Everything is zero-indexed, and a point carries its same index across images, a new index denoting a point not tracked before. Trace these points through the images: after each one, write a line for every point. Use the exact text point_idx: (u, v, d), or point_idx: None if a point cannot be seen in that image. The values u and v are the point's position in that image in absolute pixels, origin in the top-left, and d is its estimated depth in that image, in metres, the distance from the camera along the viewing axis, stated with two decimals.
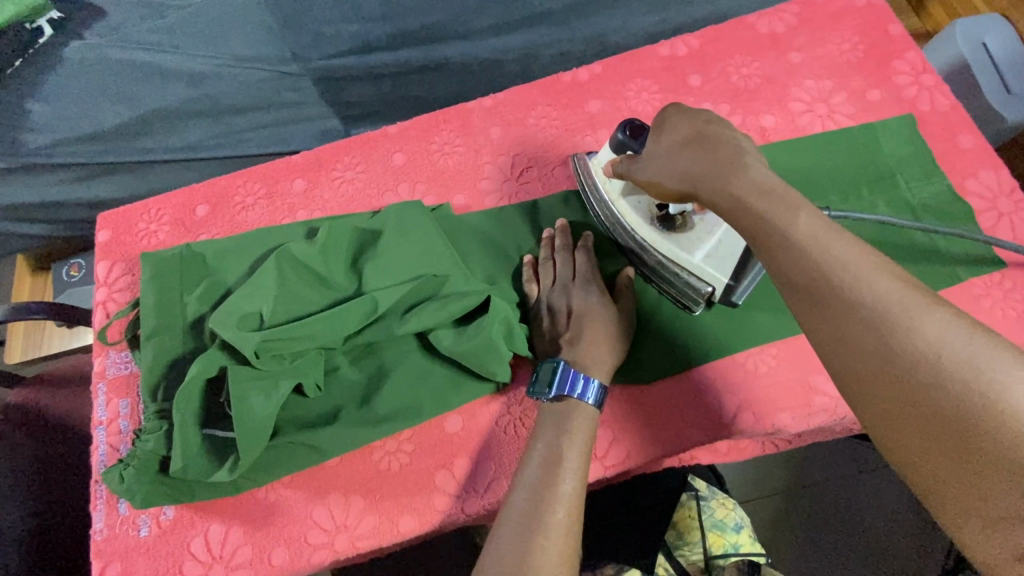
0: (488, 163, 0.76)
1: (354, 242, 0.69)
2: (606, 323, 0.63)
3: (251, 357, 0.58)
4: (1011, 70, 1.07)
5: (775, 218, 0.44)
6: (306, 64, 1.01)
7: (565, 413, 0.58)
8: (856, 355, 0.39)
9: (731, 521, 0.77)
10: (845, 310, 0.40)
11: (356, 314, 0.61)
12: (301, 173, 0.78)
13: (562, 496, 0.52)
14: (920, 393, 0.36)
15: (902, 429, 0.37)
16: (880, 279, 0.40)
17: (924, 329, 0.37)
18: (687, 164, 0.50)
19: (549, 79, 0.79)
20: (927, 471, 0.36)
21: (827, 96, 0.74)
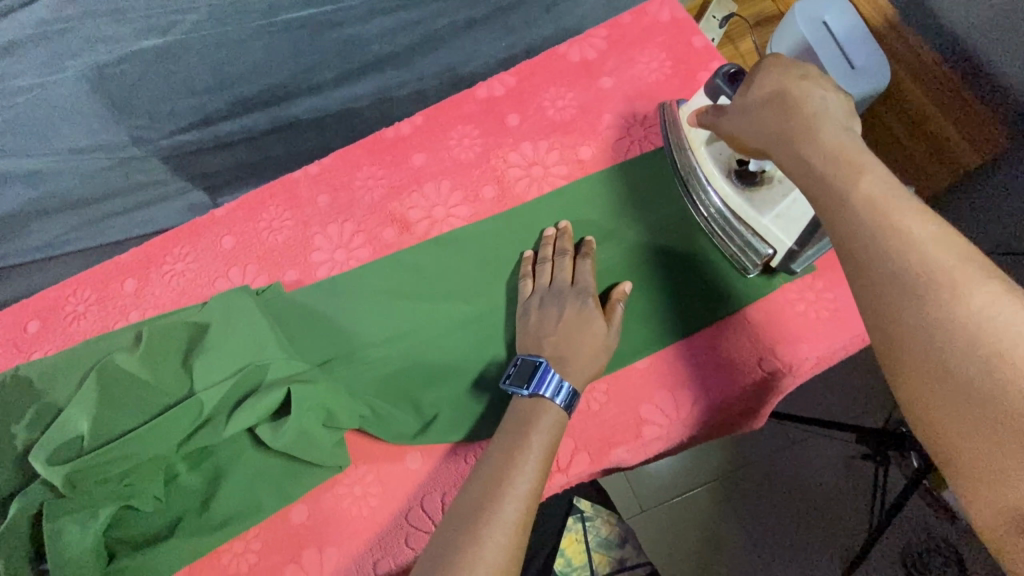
0: (318, 233, 0.75)
1: (185, 341, 0.68)
2: (594, 332, 0.62)
3: (65, 489, 0.55)
4: (851, 45, 1.08)
5: (836, 180, 0.40)
6: (149, 145, 0.99)
7: (532, 413, 0.58)
8: (917, 342, 0.34)
9: (615, 536, 0.82)
10: (892, 272, 0.36)
11: (176, 422, 0.60)
12: (131, 272, 0.76)
13: (514, 491, 0.52)
14: (954, 369, 0.32)
15: (933, 403, 0.33)
16: (944, 241, 0.35)
17: (972, 299, 0.33)
18: (766, 113, 0.48)
19: (372, 137, 0.79)
20: (949, 439, 0.32)
21: (637, 119, 0.75)
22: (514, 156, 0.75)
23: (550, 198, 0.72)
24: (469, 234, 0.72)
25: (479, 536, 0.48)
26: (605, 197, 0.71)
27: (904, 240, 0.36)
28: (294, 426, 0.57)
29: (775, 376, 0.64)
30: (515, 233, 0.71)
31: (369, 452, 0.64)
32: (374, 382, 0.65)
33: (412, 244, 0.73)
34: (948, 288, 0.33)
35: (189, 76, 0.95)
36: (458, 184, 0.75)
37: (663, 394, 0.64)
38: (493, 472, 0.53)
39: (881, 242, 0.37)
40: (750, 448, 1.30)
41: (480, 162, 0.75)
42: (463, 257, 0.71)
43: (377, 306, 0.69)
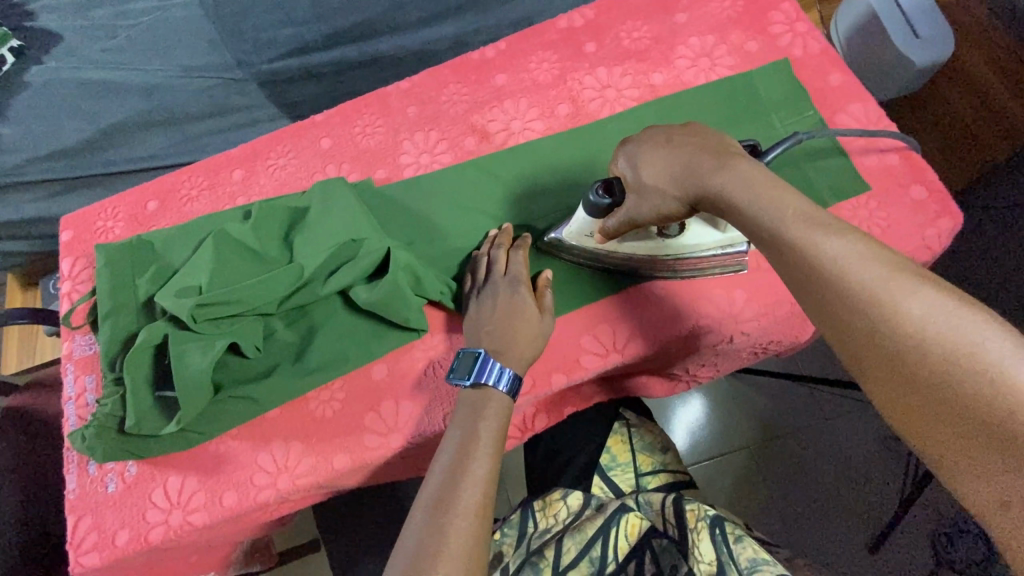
0: (406, 139, 0.83)
1: (285, 219, 0.77)
2: (526, 322, 0.66)
3: (189, 321, 0.65)
4: (917, 16, 1.11)
5: (768, 231, 0.53)
6: (249, 69, 1.09)
7: (480, 405, 0.63)
8: (875, 347, 0.45)
9: (658, 443, 0.89)
10: (835, 301, 0.47)
11: (282, 279, 0.68)
12: (239, 165, 0.85)
13: (473, 478, 0.58)
14: (903, 362, 0.43)
15: (889, 392, 0.44)
16: (866, 261, 0.46)
17: (897, 302, 0.44)
18: (674, 178, 0.59)
19: (459, 59, 0.86)
20: (914, 423, 0.42)
21: (707, 51, 0.80)
22: (588, 80, 0.81)
23: (621, 118, 0.79)
24: (543, 147, 0.79)
25: (445, 517, 0.55)
26: (673, 117, 0.77)
27: (840, 269, 0.47)
28: (388, 283, 0.66)
29: None
30: (587, 147, 0.78)
31: (444, 325, 0.71)
32: (452, 265, 0.73)
33: (490, 152, 0.80)
34: (886, 297, 0.44)
35: (292, 8, 1.07)
36: (536, 102, 0.82)
37: (717, 293, 0.71)
38: (452, 458, 0.60)
39: (826, 268, 0.48)
40: (782, 414, 1.33)
41: (557, 83, 0.82)
42: (537, 165, 0.78)
43: (458, 203, 0.77)
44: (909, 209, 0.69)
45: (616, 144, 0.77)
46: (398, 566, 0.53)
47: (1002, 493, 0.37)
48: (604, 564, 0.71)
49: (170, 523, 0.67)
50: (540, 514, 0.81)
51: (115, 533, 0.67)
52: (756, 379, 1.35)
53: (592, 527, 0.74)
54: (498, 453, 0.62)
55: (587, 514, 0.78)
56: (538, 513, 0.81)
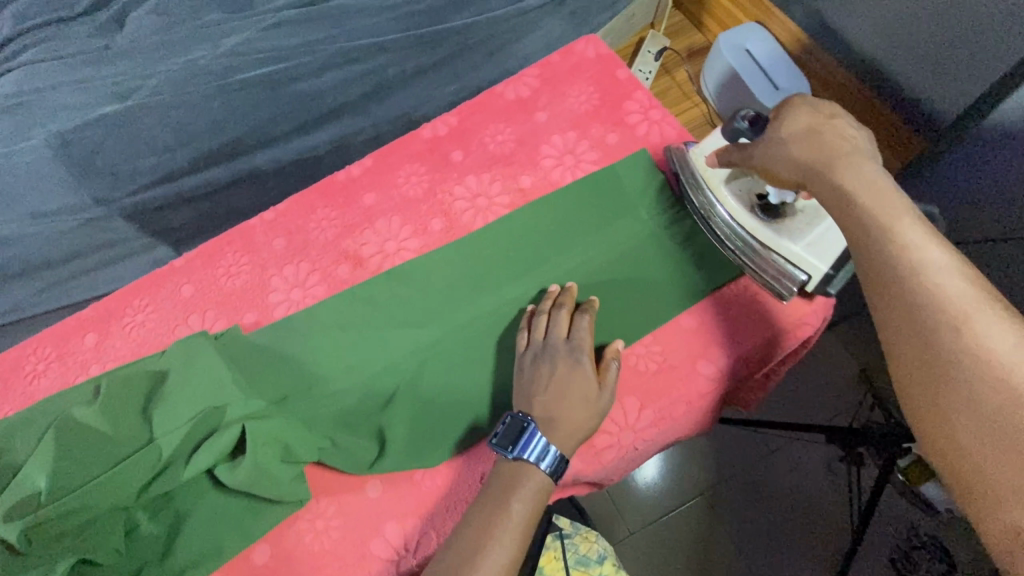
0: (274, 275, 0.77)
1: (144, 388, 0.66)
2: (582, 391, 0.63)
3: (21, 544, 0.55)
4: (774, 69, 1.18)
5: (874, 221, 0.44)
6: (112, 205, 1.02)
7: (514, 480, 0.59)
8: (898, 308, 0.40)
9: (594, 554, 0.84)
10: (934, 323, 0.39)
11: (131, 470, 0.60)
12: (92, 326, 0.77)
13: (491, 565, 0.54)
14: (925, 322, 0.39)
15: (970, 449, 0.35)
16: (961, 277, 0.39)
17: (983, 335, 0.37)
18: (799, 156, 0.53)
19: (325, 181, 0.82)
20: (915, 393, 0.39)
21: (569, 149, 0.80)
22: (459, 190, 0.80)
23: (495, 226, 0.77)
24: (416, 267, 0.75)
25: None
26: (545, 222, 0.76)
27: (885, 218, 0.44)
28: (250, 464, 0.60)
29: (716, 380, 0.68)
30: (464, 260, 0.75)
31: (330, 485, 0.66)
32: (330, 419, 0.67)
33: (365, 279, 0.76)
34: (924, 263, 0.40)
35: (151, 136, 1.01)
36: (408, 219, 0.79)
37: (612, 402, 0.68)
38: (477, 530, 0.56)
39: (868, 215, 0.44)
40: (728, 454, 1.29)
41: (427, 197, 0.80)
42: (412, 289, 0.74)
43: (330, 344, 0.71)
44: None
45: (492, 255, 0.75)
46: None
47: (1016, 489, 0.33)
48: None
49: None
50: None
51: None
52: None
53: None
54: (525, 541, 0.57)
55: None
56: None
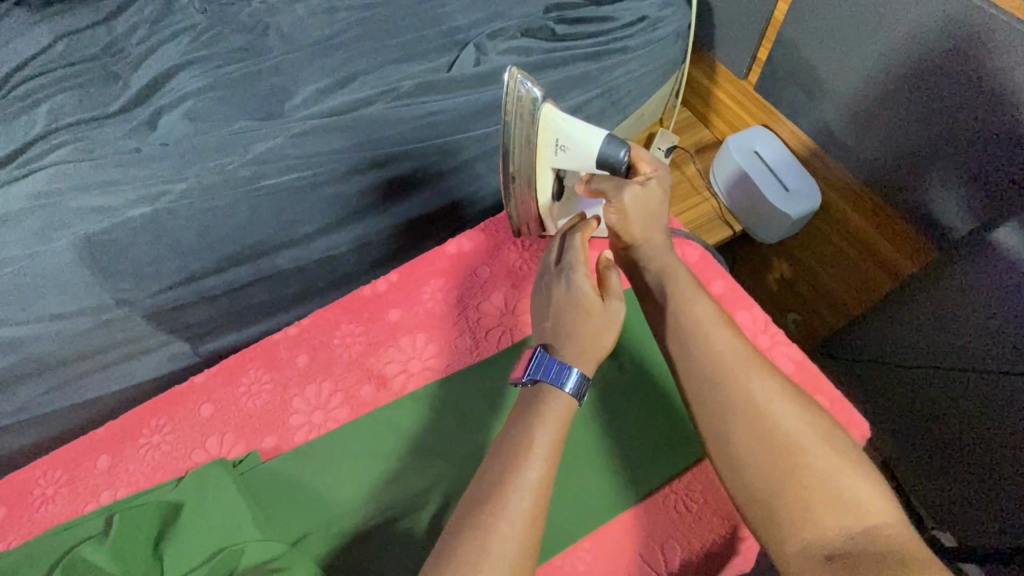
0: (296, 395, 0.76)
1: (158, 521, 0.63)
2: (582, 310, 0.65)
3: None
4: (783, 171, 1.22)
5: (680, 312, 0.65)
6: (133, 306, 1.02)
7: (541, 399, 0.61)
8: (701, 369, 0.62)
9: None
10: (718, 391, 0.60)
11: None
12: (106, 448, 0.75)
13: (529, 482, 0.55)
14: (713, 378, 0.61)
15: (743, 471, 0.56)
16: (729, 343, 0.62)
17: (747, 382, 0.59)
18: (636, 225, 0.70)
19: (350, 296, 0.83)
20: (717, 427, 0.59)
21: (594, 272, 0.83)
22: (485, 307, 0.80)
23: (521, 350, 0.77)
24: (442, 393, 0.74)
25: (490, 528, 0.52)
26: None
27: (686, 303, 0.66)
28: None
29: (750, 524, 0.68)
30: (491, 386, 0.74)
31: None
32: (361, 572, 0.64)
33: (391, 402, 0.74)
34: (706, 336, 0.63)
35: (176, 238, 1.01)
36: (434, 337, 0.79)
37: (648, 549, 0.67)
38: (502, 463, 0.56)
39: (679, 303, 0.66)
40: None
41: (453, 315, 0.80)
42: (439, 414, 0.73)
43: (354, 476, 0.69)
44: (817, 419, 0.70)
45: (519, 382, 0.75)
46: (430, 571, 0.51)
47: (771, 487, 0.55)
48: None
49: None
50: None
51: None
52: None
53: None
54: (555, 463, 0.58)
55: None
56: None
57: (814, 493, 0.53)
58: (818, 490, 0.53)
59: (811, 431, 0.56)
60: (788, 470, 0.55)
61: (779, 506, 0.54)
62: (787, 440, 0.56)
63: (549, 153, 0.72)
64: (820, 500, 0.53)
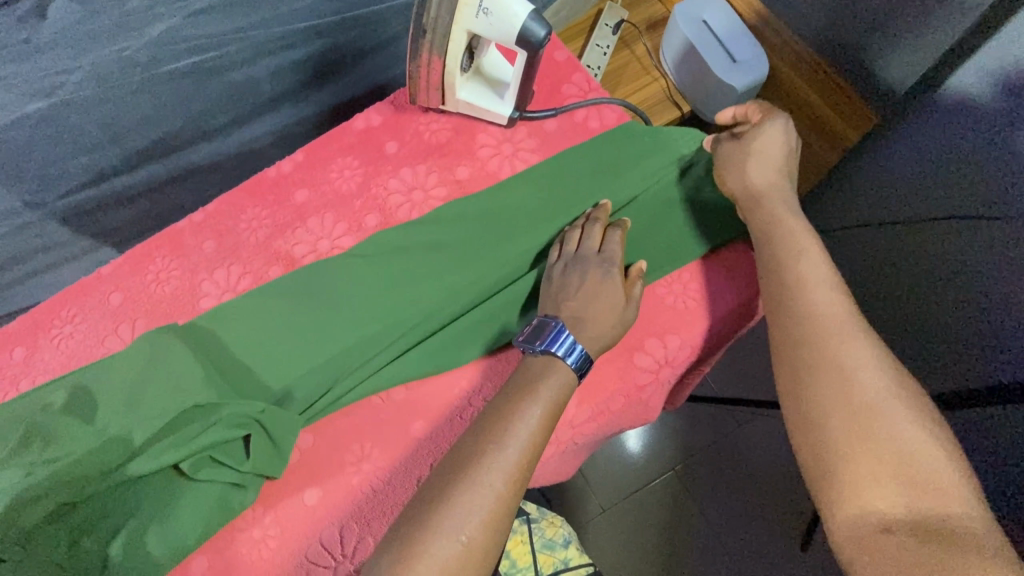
0: (206, 279, 0.75)
1: (112, 394, 0.64)
2: (609, 302, 0.64)
3: None
4: (731, 41, 1.14)
5: (780, 249, 0.62)
6: (43, 209, 0.97)
7: (544, 371, 0.60)
8: (791, 297, 0.59)
9: (559, 537, 0.84)
10: (809, 336, 0.56)
11: (91, 466, 0.58)
12: (20, 340, 0.75)
13: (515, 438, 0.54)
14: (801, 304, 0.58)
15: (807, 405, 0.54)
16: (831, 284, 0.59)
17: (836, 319, 0.56)
18: (745, 169, 0.67)
19: (255, 178, 0.80)
20: (789, 352, 0.57)
21: (508, 136, 0.77)
22: (394, 183, 0.77)
23: (429, 221, 0.74)
24: (355, 256, 0.73)
25: (476, 481, 0.51)
26: (481, 216, 0.73)
27: (784, 234, 0.63)
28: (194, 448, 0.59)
29: (653, 370, 0.67)
30: (402, 253, 0.72)
31: (272, 506, 0.64)
32: (298, 421, 0.65)
33: (296, 271, 0.73)
34: (801, 270, 0.60)
35: (77, 135, 0.89)
36: (342, 216, 0.76)
37: None
38: (492, 418, 0.56)
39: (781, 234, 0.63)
40: (694, 435, 1.30)
41: (361, 192, 0.77)
42: (362, 278, 0.71)
43: (278, 348, 0.67)
44: (722, 273, 0.72)
45: (430, 246, 0.72)
46: (416, 517, 0.51)
47: (827, 425, 0.52)
48: None
49: None
50: None
51: None
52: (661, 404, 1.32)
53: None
54: (548, 430, 0.57)
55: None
56: None
57: (878, 446, 0.49)
58: (886, 444, 0.49)
59: (900, 391, 0.52)
60: (853, 416, 0.51)
61: (829, 443, 0.51)
62: (860, 383, 0.52)
63: (471, 11, 0.61)
64: (881, 453, 0.49)
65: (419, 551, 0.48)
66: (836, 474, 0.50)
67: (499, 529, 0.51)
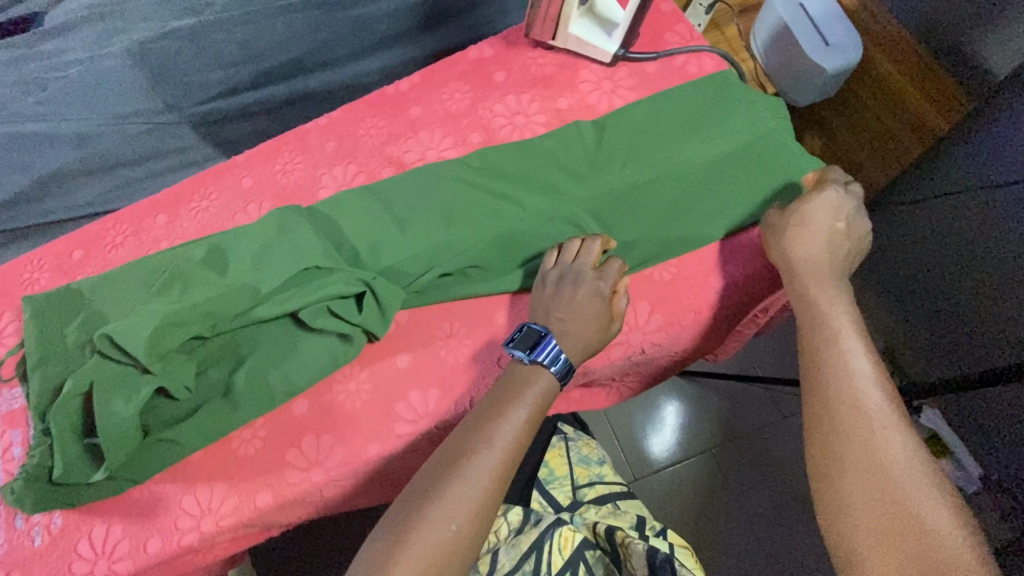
0: (325, 174, 0.85)
1: (255, 251, 0.76)
2: (596, 316, 0.67)
3: (144, 361, 0.65)
4: (827, 25, 1.16)
5: (815, 312, 0.64)
6: (181, 112, 1.11)
7: (529, 377, 0.63)
8: (820, 357, 0.61)
9: (595, 456, 0.91)
10: (834, 393, 0.58)
11: (234, 303, 0.71)
12: (164, 209, 0.87)
13: (502, 437, 0.58)
14: (829, 364, 0.60)
15: (831, 455, 0.55)
16: (861, 350, 0.60)
17: (860, 383, 0.58)
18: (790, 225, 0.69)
19: (376, 93, 0.89)
20: (813, 407, 0.59)
21: (608, 74, 0.83)
22: (498, 107, 0.84)
23: (530, 141, 0.80)
24: (463, 165, 0.81)
25: (459, 476, 0.55)
26: (578, 140, 0.79)
27: (822, 300, 0.64)
28: (318, 296, 0.70)
29: (725, 293, 0.73)
30: (503, 165, 0.79)
31: (368, 366, 0.73)
32: (402, 294, 0.73)
33: (406, 173, 0.82)
34: (834, 334, 0.62)
35: (219, 50, 1.10)
36: (449, 131, 0.84)
37: (623, 305, 0.73)
38: (481, 421, 0.60)
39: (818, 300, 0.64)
40: (739, 416, 1.32)
41: (468, 112, 0.85)
42: (467, 183, 0.79)
43: (389, 237, 0.77)
44: None
45: (529, 163, 0.79)
46: (396, 512, 0.54)
47: (842, 477, 0.54)
48: None
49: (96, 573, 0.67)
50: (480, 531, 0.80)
51: None
52: (708, 383, 1.34)
53: (529, 543, 0.75)
54: (532, 430, 0.61)
55: (524, 531, 0.77)
56: None
57: (889, 501, 0.51)
58: (896, 501, 0.50)
59: (920, 456, 0.53)
60: (870, 470, 0.53)
61: (841, 494, 0.53)
62: (882, 441, 0.54)
63: None
64: (890, 509, 0.50)
65: (404, 537, 0.52)
66: (846, 525, 0.51)
67: (483, 521, 0.55)
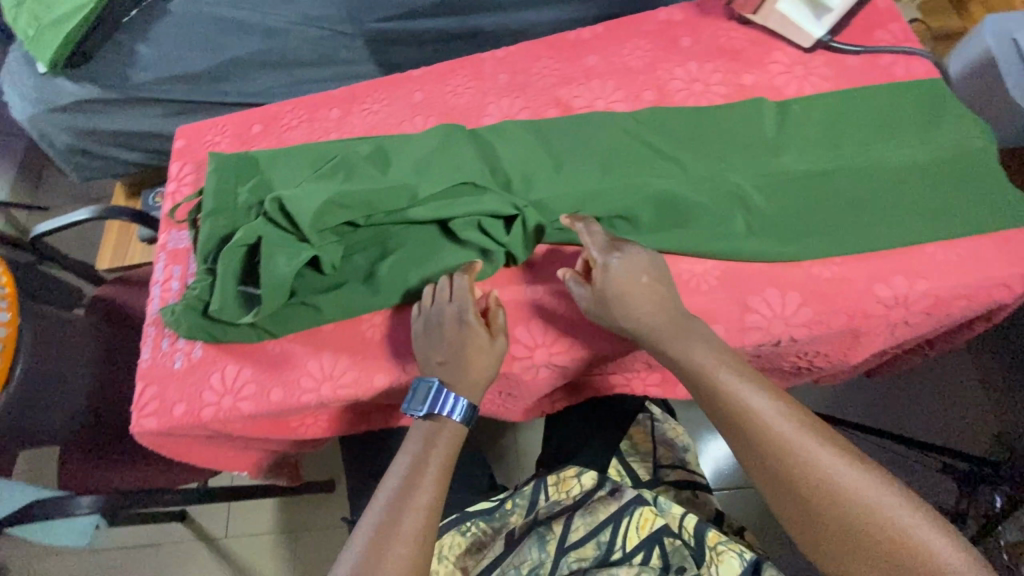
0: (492, 102, 0.87)
1: (417, 156, 0.79)
2: (482, 352, 0.70)
3: (307, 230, 0.70)
4: None
5: (724, 397, 0.60)
6: (360, 26, 1.19)
7: (433, 433, 0.70)
8: (757, 447, 0.58)
9: (680, 440, 0.92)
10: (787, 481, 0.56)
11: (392, 198, 0.74)
12: (338, 104, 0.93)
13: (427, 484, 0.65)
14: (766, 447, 0.58)
15: (818, 534, 0.55)
16: (775, 407, 0.59)
17: (801, 450, 0.56)
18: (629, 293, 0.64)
19: (557, 36, 0.90)
20: (771, 491, 0.58)
21: (802, 60, 0.80)
22: (678, 71, 0.83)
23: (706, 109, 0.79)
24: (632, 119, 0.80)
25: (403, 513, 0.62)
26: (757, 119, 0.76)
27: (721, 375, 0.61)
28: (470, 210, 0.73)
29: (887, 305, 0.67)
30: (673, 128, 0.78)
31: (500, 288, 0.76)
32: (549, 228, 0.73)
33: (572, 116, 0.82)
34: (748, 411, 0.59)
35: None
36: (623, 85, 0.84)
37: (773, 291, 0.68)
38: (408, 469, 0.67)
39: (715, 380, 0.61)
40: None
41: (646, 70, 0.84)
42: (632, 137, 0.78)
43: (543, 173, 0.78)
44: (994, 245, 0.68)
45: (701, 131, 0.77)
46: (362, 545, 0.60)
47: (837, 542, 0.54)
48: (611, 551, 0.72)
49: (221, 406, 0.74)
50: (553, 490, 0.81)
51: (173, 405, 0.75)
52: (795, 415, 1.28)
53: (606, 514, 0.75)
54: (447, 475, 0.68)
55: (601, 501, 0.77)
56: (552, 488, 0.81)
57: (883, 542, 0.52)
58: (888, 538, 0.52)
59: (873, 482, 0.54)
60: (858, 521, 0.53)
61: (843, 556, 0.53)
62: (848, 493, 0.54)
63: None
64: (886, 549, 0.52)
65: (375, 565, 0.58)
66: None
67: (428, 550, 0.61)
